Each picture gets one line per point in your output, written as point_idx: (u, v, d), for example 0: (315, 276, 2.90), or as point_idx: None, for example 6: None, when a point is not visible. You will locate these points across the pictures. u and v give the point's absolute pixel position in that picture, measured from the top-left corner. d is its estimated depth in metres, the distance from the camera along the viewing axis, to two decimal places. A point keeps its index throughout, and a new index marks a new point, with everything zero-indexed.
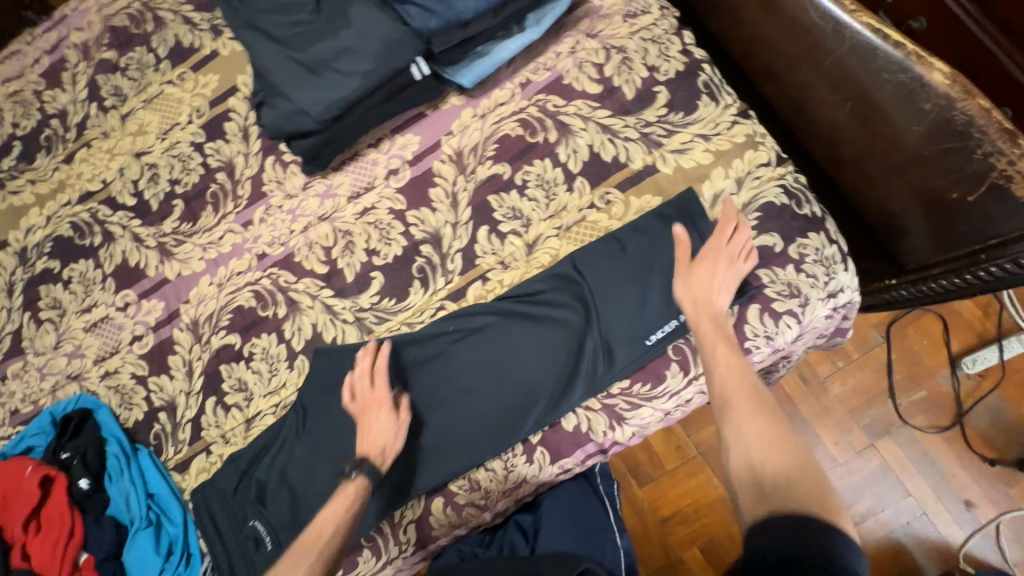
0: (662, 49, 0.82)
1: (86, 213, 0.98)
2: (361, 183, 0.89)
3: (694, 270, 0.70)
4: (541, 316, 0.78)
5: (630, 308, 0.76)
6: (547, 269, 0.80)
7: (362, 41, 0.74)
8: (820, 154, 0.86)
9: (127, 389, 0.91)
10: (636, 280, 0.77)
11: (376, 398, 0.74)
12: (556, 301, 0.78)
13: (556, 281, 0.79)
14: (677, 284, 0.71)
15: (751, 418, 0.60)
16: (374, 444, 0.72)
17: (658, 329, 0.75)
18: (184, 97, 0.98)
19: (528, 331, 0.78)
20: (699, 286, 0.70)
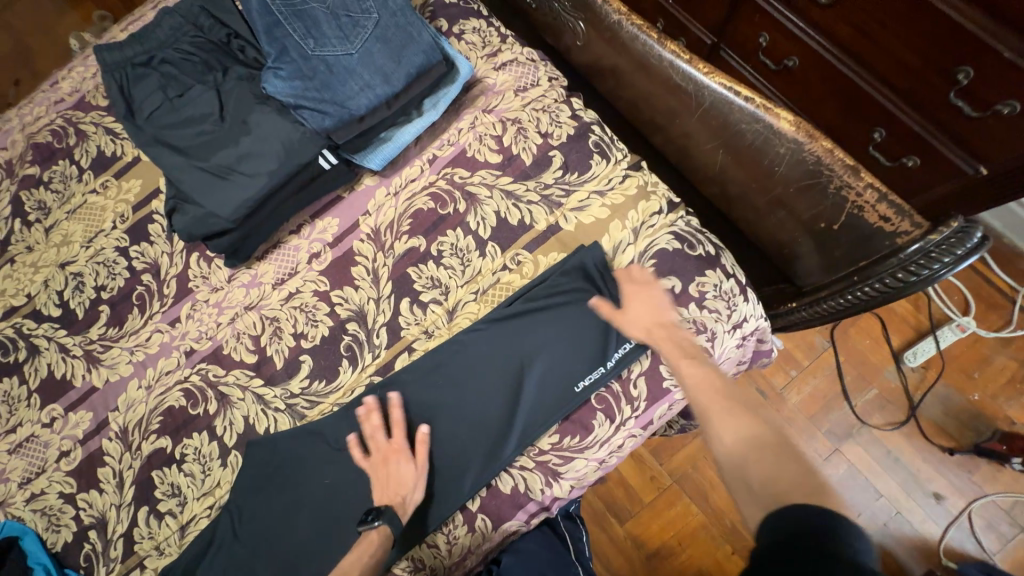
0: (553, 117, 0.90)
1: (10, 329, 0.97)
2: (285, 270, 0.91)
3: (629, 309, 0.76)
4: (478, 367, 0.79)
5: (557, 361, 0.78)
6: (469, 330, 0.81)
7: (263, 146, 0.79)
8: (712, 193, 0.93)
9: (55, 510, 0.87)
10: (555, 335, 0.78)
11: (395, 449, 0.76)
12: (487, 359, 0.79)
13: (481, 336, 0.80)
14: (628, 325, 0.75)
15: (730, 423, 0.66)
16: (395, 495, 0.75)
17: (586, 375, 0.77)
18: (108, 204, 1.00)
19: (462, 392, 0.79)
20: (642, 316, 0.76)
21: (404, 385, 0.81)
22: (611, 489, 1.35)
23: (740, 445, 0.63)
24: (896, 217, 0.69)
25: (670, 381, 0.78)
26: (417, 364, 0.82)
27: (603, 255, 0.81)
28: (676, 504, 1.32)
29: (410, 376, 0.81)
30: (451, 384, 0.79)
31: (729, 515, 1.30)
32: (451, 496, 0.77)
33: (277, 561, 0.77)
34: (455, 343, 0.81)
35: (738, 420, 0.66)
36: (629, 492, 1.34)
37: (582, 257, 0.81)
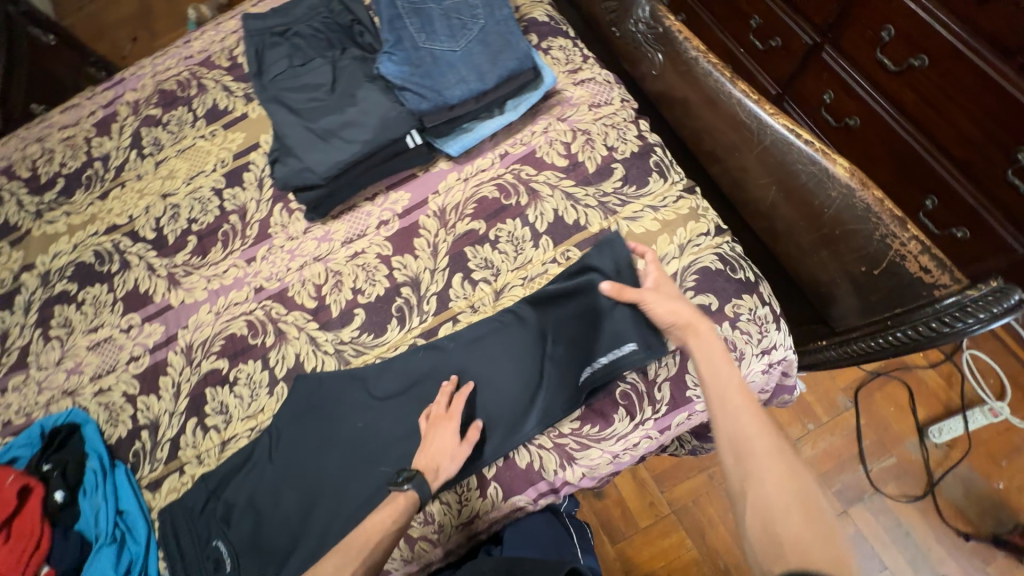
0: (620, 134, 0.98)
1: (109, 244, 1.10)
2: (355, 230, 1.01)
3: (658, 295, 0.78)
4: (508, 346, 0.85)
5: (574, 351, 0.84)
6: (510, 309, 0.88)
7: (364, 117, 0.89)
8: (760, 228, 0.97)
9: (116, 407, 0.97)
10: (570, 326, 0.85)
11: (447, 414, 0.80)
12: (519, 334, 0.86)
13: (519, 317, 0.87)
14: (659, 304, 0.77)
15: (771, 467, 0.61)
16: (431, 461, 0.77)
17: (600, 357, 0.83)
18: (212, 150, 1.13)
19: (493, 364, 0.85)
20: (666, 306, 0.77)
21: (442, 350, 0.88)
22: (609, 507, 1.36)
23: (776, 490, 0.60)
24: (936, 270, 0.72)
25: (693, 391, 0.83)
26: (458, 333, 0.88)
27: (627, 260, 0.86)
28: (671, 534, 1.33)
29: (450, 343, 0.88)
30: (488, 357, 0.85)
31: (724, 556, 1.29)
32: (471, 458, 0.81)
33: (303, 488, 0.83)
34: (492, 318, 0.88)
35: (780, 464, 0.61)
36: (625, 515, 1.35)
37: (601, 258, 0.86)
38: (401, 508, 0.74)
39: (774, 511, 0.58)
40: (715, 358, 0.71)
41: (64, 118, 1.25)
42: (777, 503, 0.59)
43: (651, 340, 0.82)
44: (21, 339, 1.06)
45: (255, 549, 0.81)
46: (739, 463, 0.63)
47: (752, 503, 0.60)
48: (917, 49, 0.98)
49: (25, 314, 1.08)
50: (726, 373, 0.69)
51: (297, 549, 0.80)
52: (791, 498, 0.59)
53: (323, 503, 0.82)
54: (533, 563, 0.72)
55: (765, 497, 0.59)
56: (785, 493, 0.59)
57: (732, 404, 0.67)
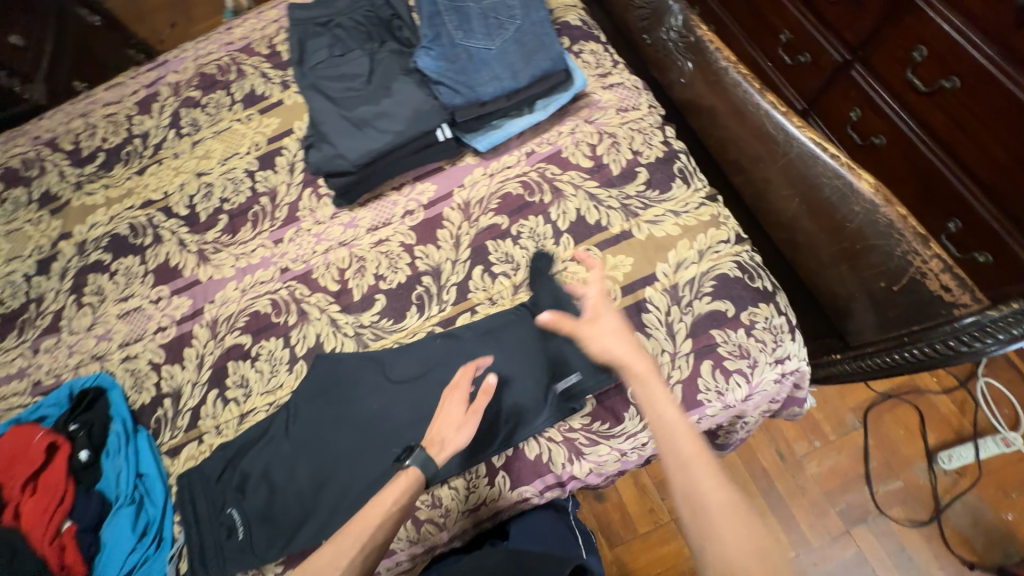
0: (646, 139, 0.99)
1: (144, 218, 1.14)
2: (381, 218, 1.03)
3: (597, 327, 0.74)
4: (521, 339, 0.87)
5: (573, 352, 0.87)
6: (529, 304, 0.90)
7: (398, 108, 0.92)
8: (780, 239, 0.98)
9: (141, 374, 1.00)
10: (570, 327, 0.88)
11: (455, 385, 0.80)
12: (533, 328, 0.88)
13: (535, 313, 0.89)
14: (593, 340, 0.73)
15: (728, 525, 0.59)
16: (437, 435, 0.77)
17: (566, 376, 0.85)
18: (248, 133, 1.17)
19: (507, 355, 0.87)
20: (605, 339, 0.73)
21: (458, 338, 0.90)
22: (608, 510, 1.37)
23: (735, 546, 0.58)
24: (958, 289, 0.72)
25: (704, 396, 0.82)
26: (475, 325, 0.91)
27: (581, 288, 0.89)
28: (670, 541, 1.33)
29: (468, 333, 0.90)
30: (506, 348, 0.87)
31: None
32: (479, 445, 0.83)
33: (316, 465, 0.85)
34: (509, 310, 0.90)
35: (736, 519, 0.60)
36: (625, 519, 1.35)
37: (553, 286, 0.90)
38: (402, 485, 0.74)
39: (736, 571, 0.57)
40: (665, 407, 0.67)
41: (108, 95, 1.31)
42: (739, 561, 0.57)
43: (595, 369, 0.85)
44: (55, 304, 1.10)
45: (267, 520, 0.83)
46: (698, 522, 0.61)
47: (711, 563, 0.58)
48: (949, 71, 0.98)
49: (61, 281, 1.12)
50: (677, 424, 0.66)
51: (309, 522, 0.82)
52: (752, 556, 0.57)
53: (334, 480, 0.84)
54: (538, 560, 0.74)
55: (725, 558, 0.58)
56: (744, 548, 0.58)
57: (685, 459, 0.64)
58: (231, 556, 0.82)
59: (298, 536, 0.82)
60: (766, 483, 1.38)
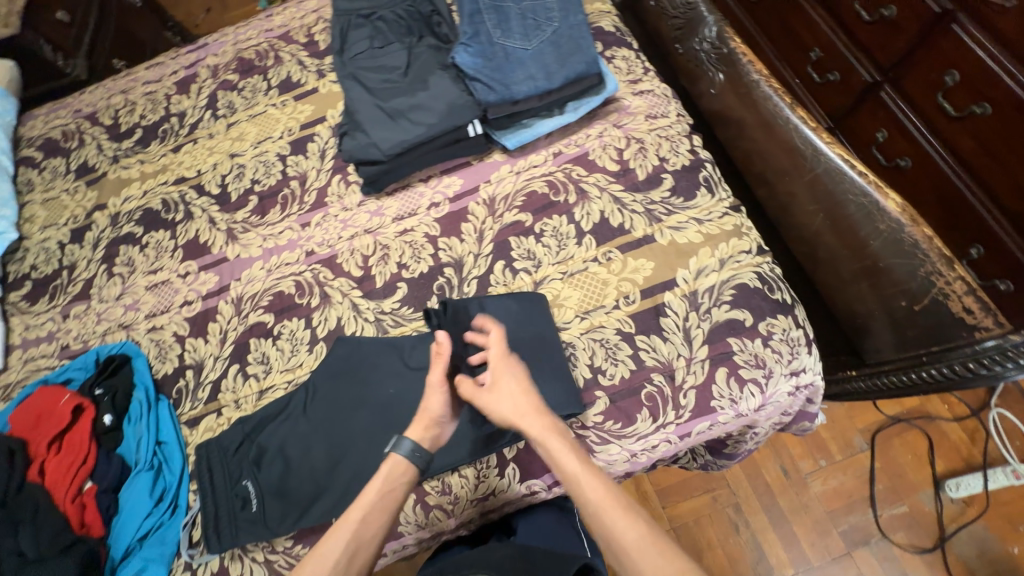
0: (673, 146, 1.00)
1: (176, 194, 1.17)
2: (407, 209, 1.05)
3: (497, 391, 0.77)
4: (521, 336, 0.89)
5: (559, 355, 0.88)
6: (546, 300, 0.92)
7: (433, 101, 0.95)
8: (801, 253, 0.98)
9: (166, 345, 1.03)
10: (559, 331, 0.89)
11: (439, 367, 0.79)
12: (547, 326, 0.89)
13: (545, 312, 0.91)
14: (492, 404, 0.77)
15: (646, 560, 0.63)
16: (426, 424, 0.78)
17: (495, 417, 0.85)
18: (282, 118, 1.20)
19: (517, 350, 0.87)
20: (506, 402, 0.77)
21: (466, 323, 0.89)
22: None
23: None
24: (980, 312, 0.72)
25: (717, 402, 0.83)
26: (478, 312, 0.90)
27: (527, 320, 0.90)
28: None
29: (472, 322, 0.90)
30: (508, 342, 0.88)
31: None
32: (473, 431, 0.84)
33: (332, 444, 0.87)
34: (530, 302, 0.91)
35: (653, 550, 0.64)
36: None
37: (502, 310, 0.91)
38: (384, 471, 0.75)
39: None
40: (566, 463, 0.72)
41: (148, 74, 1.34)
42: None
43: None
44: (86, 272, 1.13)
45: (281, 494, 0.85)
46: (620, 561, 0.65)
47: None
48: (980, 97, 0.98)
49: (93, 250, 1.16)
50: (578, 476, 0.70)
51: (320, 500, 0.84)
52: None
53: (348, 459, 0.86)
54: (545, 557, 0.74)
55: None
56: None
57: (598, 507, 0.68)
58: (245, 527, 0.84)
59: (311, 512, 0.84)
60: (768, 499, 1.38)
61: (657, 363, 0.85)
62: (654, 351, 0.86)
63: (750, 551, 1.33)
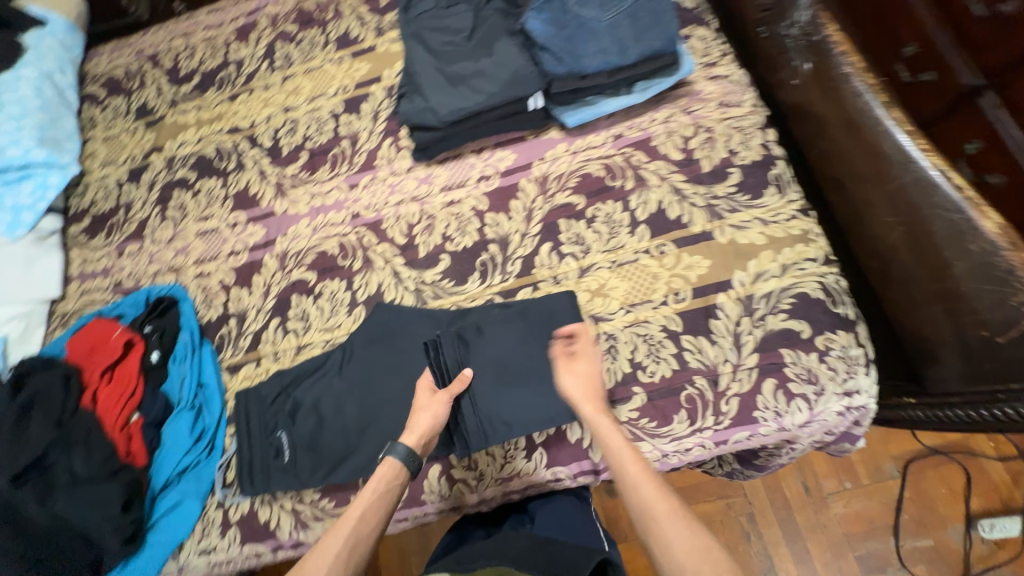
0: (744, 139, 0.94)
1: (230, 143, 1.18)
2: (456, 179, 1.03)
3: (573, 367, 0.78)
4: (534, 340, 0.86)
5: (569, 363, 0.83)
6: (571, 293, 0.88)
7: (496, 69, 0.92)
8: (870, 267, 0.90)
9: (211, 292, 1.06)
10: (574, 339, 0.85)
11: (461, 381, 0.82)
12: (552, 331, 0.86)
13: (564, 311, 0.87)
14: (564, 378, 0.77)
15: (675, 530, 0.61)
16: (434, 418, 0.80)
17: (500, 424, 0.82)
18: (337, 75, 1.18)
19: (523, 357, 0.85)
20: (579, 375, 0.78)
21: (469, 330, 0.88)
22: (617, 508, 1.31)
23: (688, 554, 0.60)
24: None
25: (760, 413, 0.79)
26: (494, 318, 0.89)
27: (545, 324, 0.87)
28: None
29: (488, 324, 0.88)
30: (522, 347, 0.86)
31: None
32: (472, 438, 0.83)
33: (364, 408, 0.88)
34: (553, 299, 0.88)
35: (684, 524, 0.62)
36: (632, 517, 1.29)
37: (514, 315, 0.88)
38: (380, 474, 0.75)
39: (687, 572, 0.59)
40: (607, 433, 0.72)
41: (209, 19, 1.34)
42: (687, 563, 0.59)
43: (521, 422, 0.82)
44: (141, 213, 1.16)
45: (312, 449, 0.88)
46: (647, 530, 0.63)
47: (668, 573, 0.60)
48: None
49: (148, 191, 1.18)
50: (618, 446, 0.70)
51: (348, 460, 0.86)
52: (699, 560, 0.59)
53: (377, 424, 0.87)
54: (561, 546, 0.72)
55: (674, 562, 0.60)
56: (699, 557, 0.59)
57: (632, 477, 0.67)
58: (277, 476, 0.87)
59: (339, 470, 0.86)
60: (786, 514, 1.34)
61: (701, 366, 0.82)
62: (700, 353, 0.83)
63: (760, 562, 1.31)
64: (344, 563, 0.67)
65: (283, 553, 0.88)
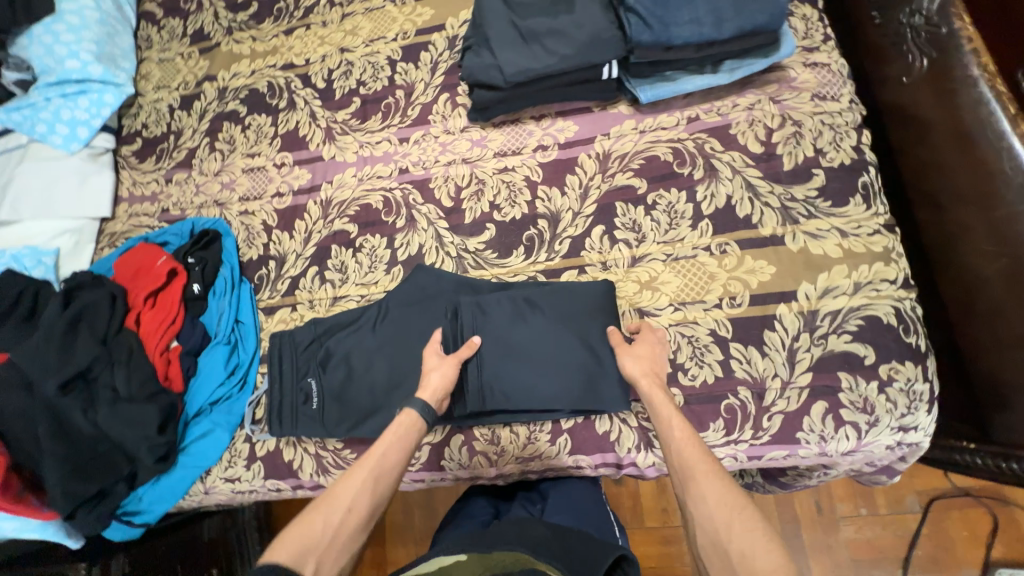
0: (836, 138, 0.85)
1: (282, 80, 1.14)
2: (512, 145, 0.97)
3: (630, 348, 0.78)
4: (552, 321, 0.83)
5: (581, 350, 0.82)
6: (610, 283, 0.84)
7: (574, 29, 0.84)
8: (951, 297, 0.82)
9: (254, 231, 1.06)
10: (593, 326, 0.82)
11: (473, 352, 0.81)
12: (572, 314, 0.83)
13: (593, 297, 0.84)
14: (624, 359, 0.77)
15: (711, 488, 0.61)
16: None
17: (502, 398, 0.82)
18: (398, 18, 1.11)
19: (539, 337, 0.83)
20: (640, 352, 0.78)
21: (488, 299, 0.86)
22: (620, 495, 1.31)
23: (719, 509, 0.59)
24: None
25: (803, 435, 0.75)
26: (513, 292, 0.86)
27: (568, 307, 0.84)
28: (677, 543, 1.26)
29: (506, 297, 0.86)
30: (541, 329, 0.83)
31: None
32: (471, 400, 0.82)
33: (393, 368, 0.88)
34: (590, 287, 0.84)
35: (722, 482, 0.61)
36: (636, 507, 1.29)
37: (538, 292, 0.85)
38: (400, 422, 0.75)
39: (718, 527, 0.59)
40: (656, 398, 0.72)
41: None
42: (719, 520, 0.59)
43: (523, 399, 0.82)
44: (191, 142, 1.16)
45: (340, 400, 0.89)
46: (683, 485, 0.64)
47: (700, 525, 0.60)
48: None
49: (198, 121, 1.17)
50: (665, 409, 0.71)
51: (373, 416, 0.86)
52: (731, 517, 0.58)
53: (403, 385, 0.87)
54: (578, 538, 0.71)
55: (706, 517, 0.60)
56: (733, 513, 0.59)
57: (674, 437, 0.68)
58: (304, 420, 0.89)
59: (364, 426, 0.86)
60: (792, 530, 1.31)
61: (748, 377, 0.78)
62: (748, 364, 0.78)
63: None
64: (369, 491, 0.68)
65: (302, 492, 0.91)
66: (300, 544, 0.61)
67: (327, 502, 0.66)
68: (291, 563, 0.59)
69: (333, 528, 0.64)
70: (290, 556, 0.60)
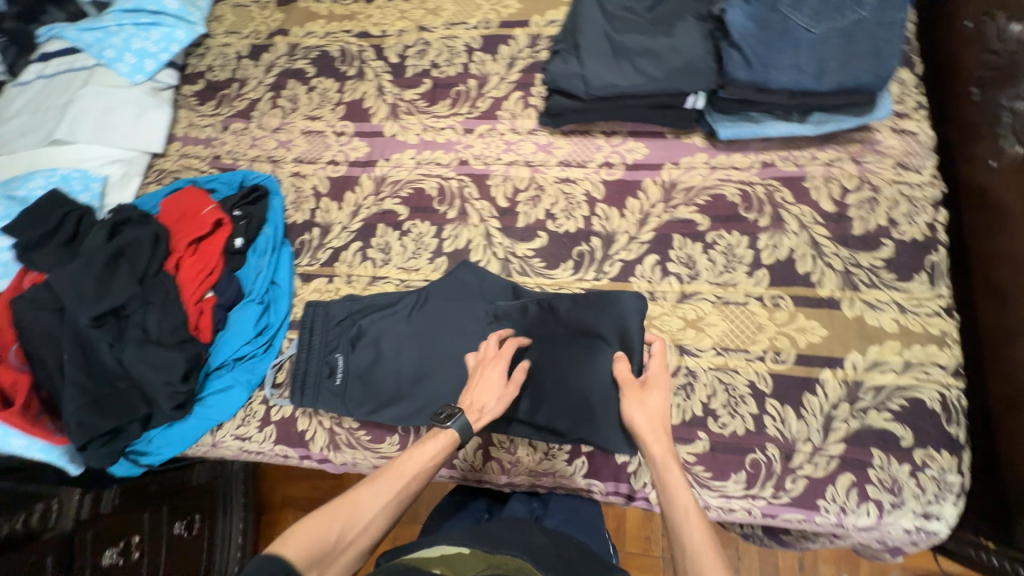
0: (912, 211, 0.83)
1: (356, 47, 1.13)
2: (578, 157, 0.96)
3: (646, 400, 0.72)
4: (577, 338, 0.81)
5: (597, 372, 0.79)
6: (637, 294, 0.77)
7: (670, 53, 0.83)
8: (998, 393, 0.80)
9: (302, 195, 1.05)
10: (610, 349, 0.78)
11: (497, 355, 0.80)
12: (593, 333, 0.79)
13: (612, 320, 0.78)
14: (633, 410, 0.71)
15: None
16: (476, 402, 0.76)
17: (525, 407, 0.83)
18: (483, 6, 1.10)
19: (564, 351, 0.82)
20: (654, 411, 0.71)
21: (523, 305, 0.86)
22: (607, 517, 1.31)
23: None
24: None
25: (824, 503, 0.74)
26: (540, 300, 0.85)
27: (588, 323, 0.80)
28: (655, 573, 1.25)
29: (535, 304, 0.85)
30: (570, 346, 0.82)
31: None
32: None
33: (422, 359, 0.88)
34: (624, 302, 0.77)
35: None
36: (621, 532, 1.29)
37: (564, 303, 0.82)
38: (437, 446, 0.72)
39: None
40: (676, 488, 0.65)
41: None
42: None
43: (547, 415, 0.81)
44: (254, 93, 1.14)
45: (364, 381, 0.89)
46: None
47: None
48: None
49: (264, 73, 1.16)
50: (685, 506, 0.63)
51: (394, 403, 0.86)
52: None
53: (429, 377, 0.87)
54: (577, 553, 0.70)
55: None
56: None
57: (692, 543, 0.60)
58: (326, 393, 0.88)
59: (386, 411, 0.86)
60: None
61: (779, 436, 0.77)
62: (781, 423, 0.77)
63: None
64: (393, 506, 0.68)
65: (308, 462, 0.91)
66: (311, 547, 0.59)
67: (347, 510, 0.64)
68: (301, 565, 0.58)
69: (347, 539, 0.63)
70: (300, 557, 0.58)
